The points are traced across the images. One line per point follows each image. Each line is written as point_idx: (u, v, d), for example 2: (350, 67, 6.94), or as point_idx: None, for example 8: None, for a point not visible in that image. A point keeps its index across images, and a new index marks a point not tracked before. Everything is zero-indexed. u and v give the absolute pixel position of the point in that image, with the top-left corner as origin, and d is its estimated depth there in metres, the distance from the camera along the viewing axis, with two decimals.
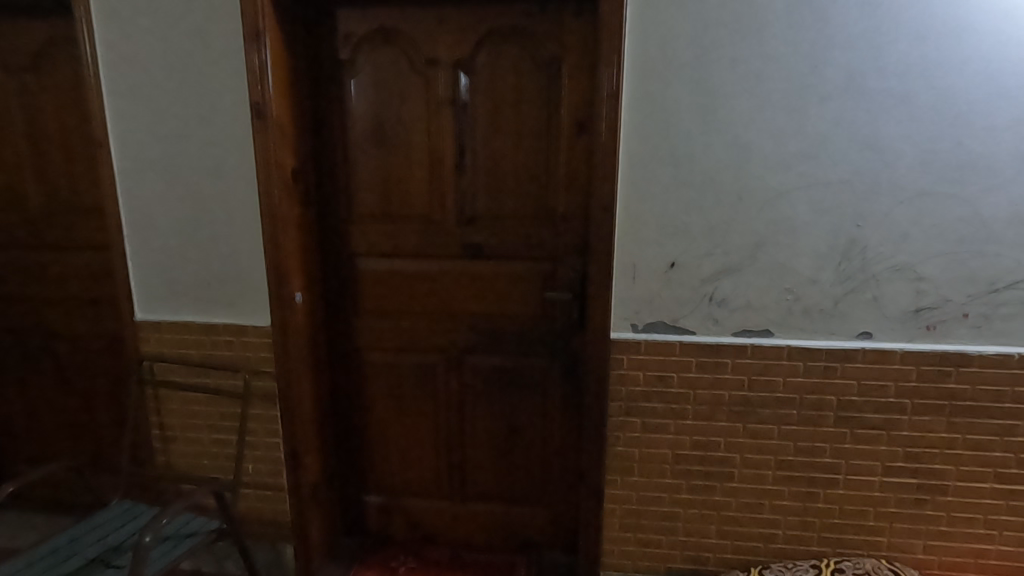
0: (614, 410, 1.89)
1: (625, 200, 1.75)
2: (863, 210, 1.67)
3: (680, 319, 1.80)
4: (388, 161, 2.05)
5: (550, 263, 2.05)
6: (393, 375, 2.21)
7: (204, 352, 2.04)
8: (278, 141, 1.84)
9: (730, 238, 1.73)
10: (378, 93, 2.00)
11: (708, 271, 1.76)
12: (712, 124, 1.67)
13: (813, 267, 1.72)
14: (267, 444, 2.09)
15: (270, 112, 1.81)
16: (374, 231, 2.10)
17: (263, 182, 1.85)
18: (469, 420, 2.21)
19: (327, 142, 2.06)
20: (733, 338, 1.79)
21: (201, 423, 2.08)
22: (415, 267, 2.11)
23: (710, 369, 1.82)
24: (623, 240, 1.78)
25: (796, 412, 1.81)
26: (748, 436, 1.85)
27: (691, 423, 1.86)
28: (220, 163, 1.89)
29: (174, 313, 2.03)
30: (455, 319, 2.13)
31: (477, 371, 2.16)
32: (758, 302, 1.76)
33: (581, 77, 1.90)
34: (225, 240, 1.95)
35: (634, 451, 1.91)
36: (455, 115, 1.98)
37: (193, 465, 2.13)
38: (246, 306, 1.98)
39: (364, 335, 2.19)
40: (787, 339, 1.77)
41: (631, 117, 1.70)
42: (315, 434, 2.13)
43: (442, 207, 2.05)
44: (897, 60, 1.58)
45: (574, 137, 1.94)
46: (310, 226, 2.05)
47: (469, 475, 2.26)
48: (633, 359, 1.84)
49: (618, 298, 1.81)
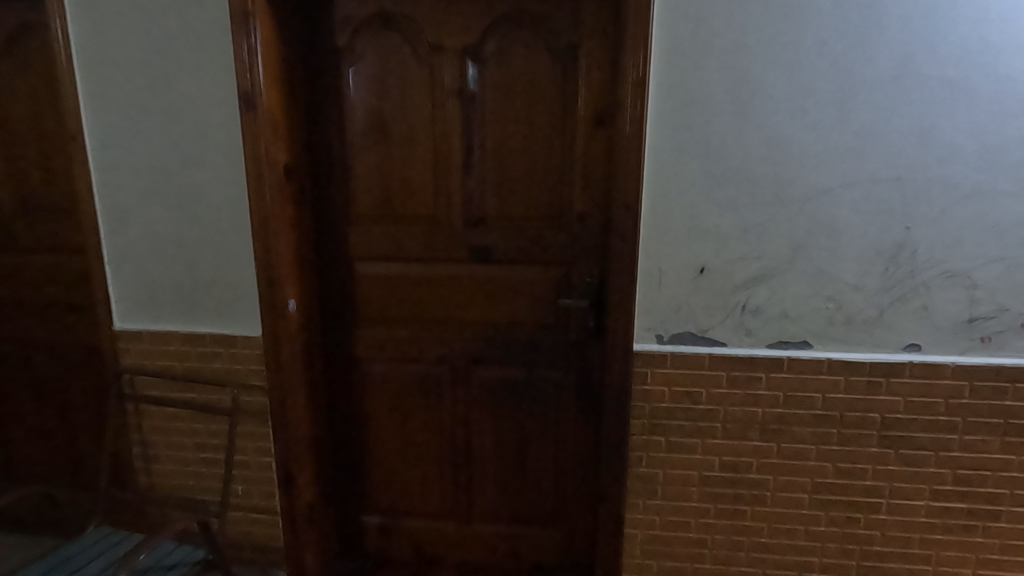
0: (636, 428, 1.74)
1: (650, 200, 1.60)
2: (913, 210, 1.51)
3: (710, 330, 1.65)
4: (390, 156, 1.88)
5: (565, 268, 1.89)
6: (394, 388, 2.05)
7: (189, 365, 1.88)
8: (269, 135, 1.68)
9: (766, 241, 1.58)
10: (379, 83, 1.84)
11: (741, 277, 1.61)
12: (747, 116, 1.52)
13: (857, 274, 1.57)
14: (258, 463, 1.93)
15: (260, 103, 1.66)
16: (375, 233, 1.94)
17: (253, 179, 1.70)
18: (477, 436, 2.05)
19: (323, 136, 1.90)
20: (767, 351, 1.64)
21: (186, 442, 1.92)
22: (418, 270, 1.95)
23: (742, 385, 1.66)
24: (648, 244, 1.62)
25: (835, 432, 1.66)
26: (782, 457, 1.70)
27: (720, 443, 1.71)
28: (205, 161, 1.73)
29: (155, 323, 1.87)
30: (462, 327, 1.98)
31: (484, 383, 2.00)
32: (796, 311, 1.61)
33: (600, 65, 1.74)
34: (210, 244, 1.78)
35: (657, 472, 1.76)
36: (462, 107, 1.82)
37: (178, 487, 1.96)
38: (234, 315, 1.82)
39: (362, 345, 2.03)
40: (827, 351, 1.62)
41: (657, 109, 1.54)
42: (311, 452, 1.98)
43: (448, 207, 1.90)
44: (954, 45, 1.43)
45: (592, 131, 1.79)
46: (305, 228, 1.89)
47: (476, 493, 2.10)
48: (659, 374, 1.69)
49: (641, 307, 1.66)
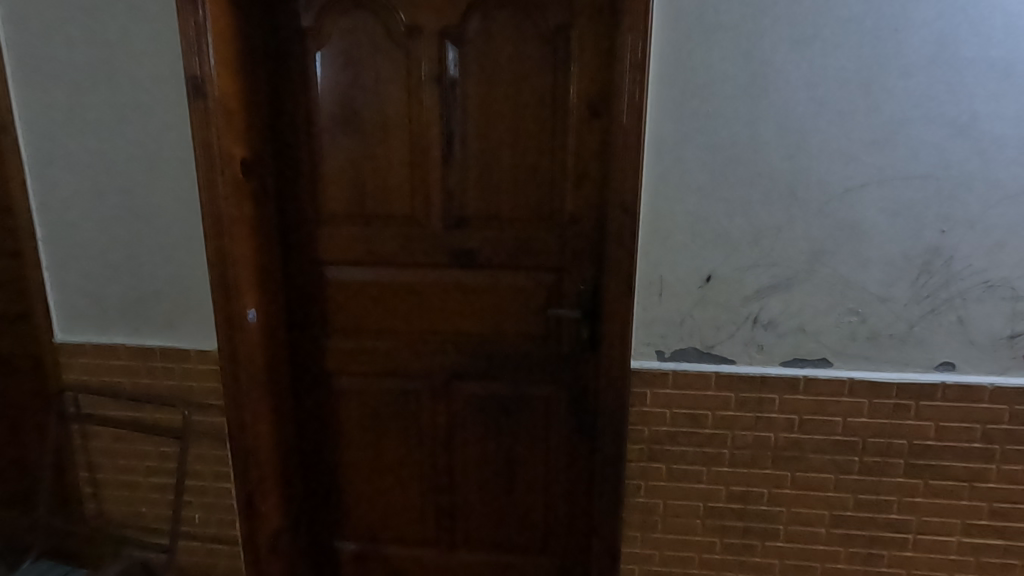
0: (634, 455, 1.56)
1: (650, 199, 1.41)
2: (950, 212, 1.33)
3: (717, 346, 1.47)
4: (361, 149, 1.70)
5: (555, 274, 1.71)
6: (368, 404, 1.87)
7: (138, 382, 1.69)
8: (223, 126, 1.50)
9: (780, 246, 1.40)
10: (348, 68, 1.65)
11: (753, 286, 1.43)
12: (760, 104, 1.33)
13: (883, 283, 1.39)
14: (216, 489, 1.75)
15: (211, 89, 1.47)
16: (346, 235, 1.76)
17: (204, 175, 1.52)
18: (460, 458, 1.87)
19: (288, 127, 1.71)
20: (781, 369, 1.46)
21: (136, 466, 1.74)
22: (394, 276, 1.77)
23: (753, 407, 1.48)
24: (647, 249, 1.44)
25: (857, 460, 1.48)
26: (796, 487, 1.52)
27: (728, 471, 1.53)
28: (151, 156, 1.55)
29: (100, 334, 1.68)
30: (443, 337, 1.79)
31: (467, 399, 1.82)
32: (814, 325, 1.43)
33: (594, 49, 1.56)
34: (158, 249, 1.60)
35: (656, 503, 1.58)
36: (441, 95, 1.64)
37: (129, 515, 1.78)
38: (187, 326, 1.64)
39: (333, 357, 1.85)
40: (849, 370, 1.44)
41: (659, 96, 1.36)
42: (276, 476, 1.80)
43: (426, 207, 1.71)
44: (1001, 22, 1.25)
45: (585, 122, 1.60)
46: (268, 229, 1.71)
47: (459, 518, 1.92)
48: (659, 394, 1.51)
49: (640, 320, 1.48)
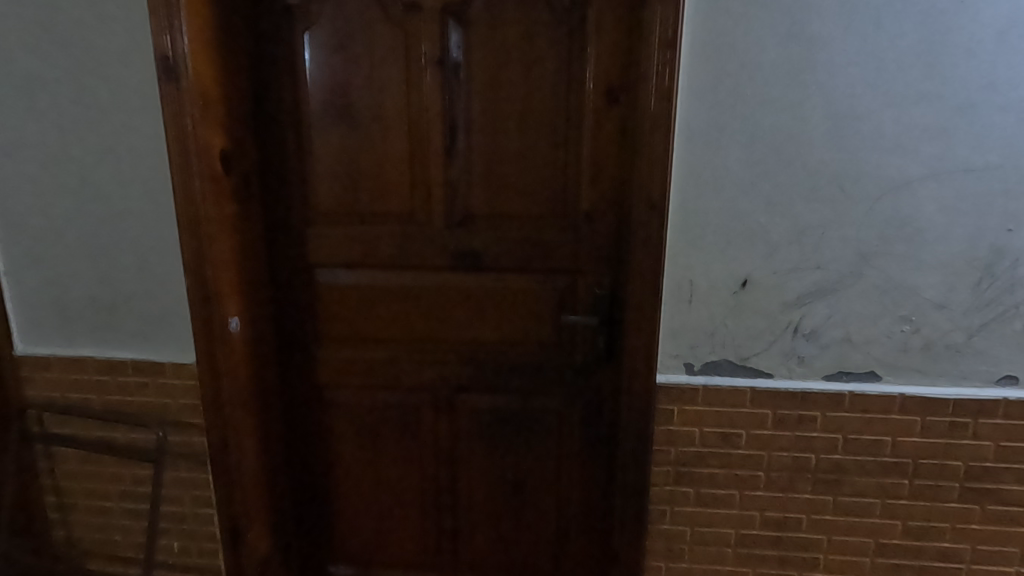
0: (659, 478, 1.41)
1: (680, 194, 1.26)
2: (1018, 208, 1.19)
3: (752, 358, 1.32)
4: (355, 140, 1.53)
5: (569, 277, 1.56)
6: (364, 419, 1.71)
7: (108, 399, 1.53)
8: (199, 114, 1.33)
9: (825, 247, 1.25)
10: (340, 50, 1.49)
11: (794, 292, 1.28)
12: (806, 87, 1.18)
13: (940, 288, 1.24)
14: (197, 515, 1.59)
15: (185, 72, 1.31)
16: (338, 235, 1.60)
17: (178, 169, 1.35)
18: (464, 477, 1.71)
19: (274, 117, 1.54)
20: (824, 384, 1.31)
21: (108, 491, 1.58)
22: (392, 279, 1.61)
23: (793, 426, 1.34)
24: (676, 250, 1.28)
25: (906, 483, 1.34)
26: (838, 513, 1.37)
27: (763, 495, 1.39)
28: (119, 148, 1.38)
29: (65, 346, 1.52)
30: (445, 346, 1.64)
31: (472, 414, 1.67)
32: (861, 335, 1.28)
33: (613, 28, 1.41)
34: (128, 251, 1.44)
35: (683, 530, 1.43)
36: (444, 78, 1.47)
37: (102, 543, 1.62)
38: (162, 337, 1.48)
39: (325, 368, 1.69)
40: (900, 385, 1.30)
41: (691, 79, 1.20)
42: (264, 499, 1.65)
43: (427, 204, 1.56)
44: None
45: (603, 109, 1.45)
46: (252, 229, 1.55)
47: (463, 541, 1.77)
48: (688, 412, 1.36)
49: (667, 330, 1.33)
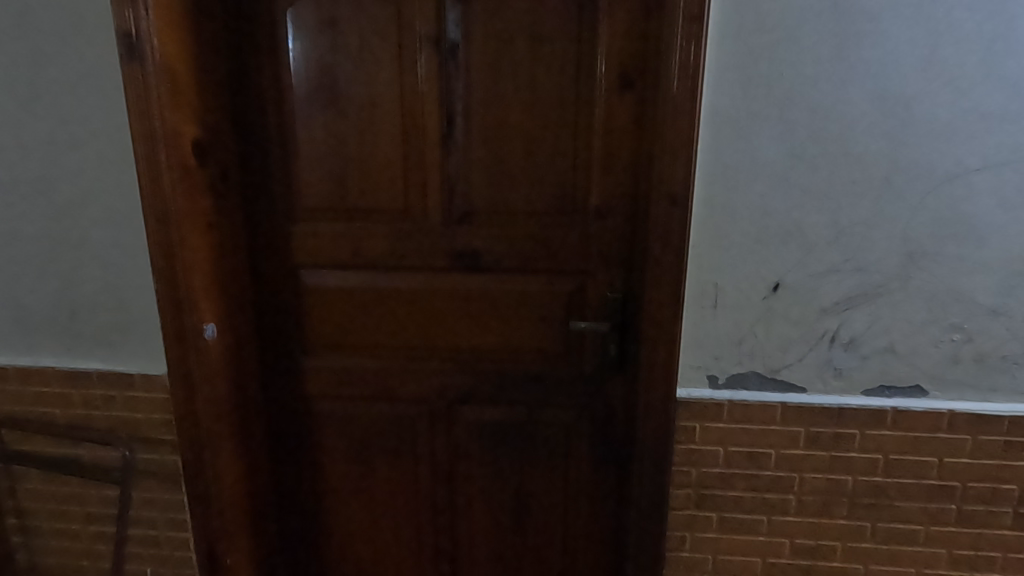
0: (678, 502, 1.28)
1: (705, 187, 1.12)
2: None
3: (784, 370, 1.19)
4: (342, 128, 1.39)
5: (578, 278, 1.42)
6: (354, 432, 1.57)
7: (72, 413, 1.40)
8: (167, 99, 1.20)
9: (868, 246, 1.11)
10: (327, 29, 1.35)
11: (832, 297, 1.14)
12: (850, 66, 1.04)
13: (996, 293, 1.11)
14: (172, 538, 1.46)
15: (151, 52, 1.17)
16: (325, 233, 1.46)
17: (145, 161, 1.22)
18: (463, 495, 1.58)
19: (254, 104, 1.40)
20: (864, 400, 1.18)
21: (74, 513, 1.44)
22: (384, 280, 1.47)
23: (828, 445, 1.21)
24: (700, 250, 1.15)
25: (953, 509, 1.21)
26: (877, 540, 1.24)
27: (794, 521, 1.25)
28: (79, 137, 1.24)
29: (24, 356, 1.38)
30: (442, 354, 1.50)
31: (472, 427, 1.53)
32: (906, 345, 1.15)
33: (628, 4, 1.27)
34: (91, 251, 1.30)
35: (705, 559, 1.30)
36: (441, 60, 1.34)
37: (68, 570, 1.49)
38: (129, 346, 1.35)
39: (311, 378, 1.55)
40: (948, 400, 1.17)
41: (720, 57, 1.07)
42: (247, 521, 1.51)
43: (422, 199, 1.42)
44: None
45: (616, 94, 1.32)
46: (230, 227, 1.41)
47: (462, 564, 1.64)
48: (711, 429, 1.23)
49: (689, 339, 1.19)
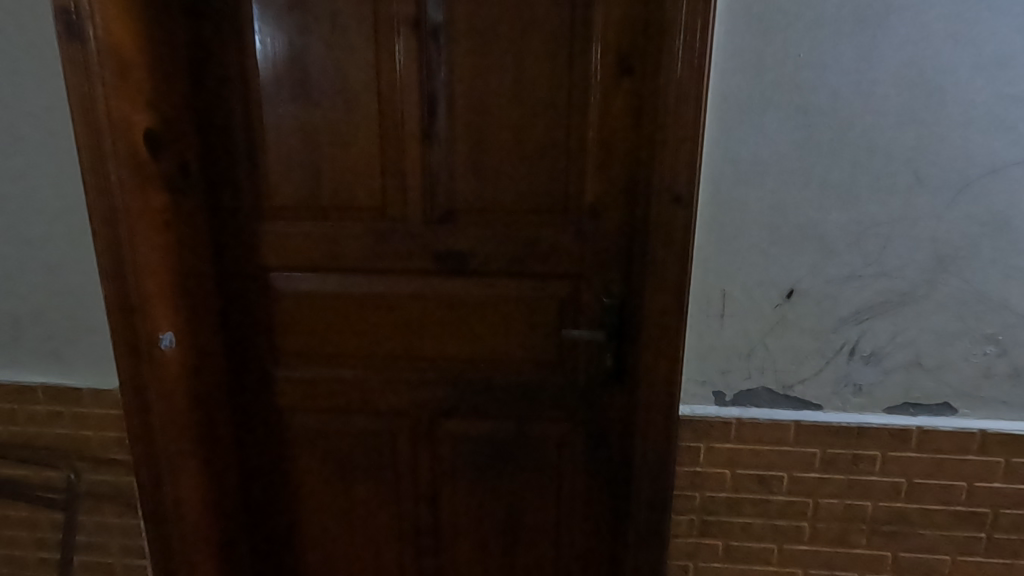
0: (680, 529, 1.16)
1: (712, 183, 1.01)
2: None
3: (798, 385, 1.08)
4: (313, 119, 1.27)
5: (572, 282, 1.31)
6: (330, 448, 1.45)
7: (17, 430, 1.27)
8: (113, 85, 1.08)
9: (893, 248, 1.00)
10: (295, 9, 1.22)
11: (852, 305, 1.03)
12: (875, 46, 0.93)
13: None
14: (129, 565, 1.34)
15: (94, 32, 1.05)
16: (296, 234, 1.34)
17: (89, 154, 1.10)
18: (448, 515, 1.46)
19: (216, 92, 1.28)
20: (886, 418, 1.07)
21: (21, 538, 1.32)
22: (360, 284, 1.35)
23: (846, 468, 1.09)
24: (706, 253, 1.03)
25: (983, 537, 1.10)
26: (898, 571, 1.13)
27: (807, 550, 1.14)
28: (16, 127, 1.12)
29: None
30: (424, 364, 1.38)
31: (457, 442, 1.42)
32: (933, 358, 1.04)
33: None
34: (33, 254, 1.18)
35: None
36: (421, 44, 1.21)
37: None
38: (78, 357, 1.23)
39: (283, 389, 1.43)
40: (979, 419, 1.05)
41: (730, 37, 0.95)
42: (212, 546, 1.39)
43: (401, 195, 1.30)
44: None
45: (612, 82, 1.20)
46: (191, 227, 1.29)
47: None
48: (717, 450, 1.11)
49: (694, 351, 1.08)
